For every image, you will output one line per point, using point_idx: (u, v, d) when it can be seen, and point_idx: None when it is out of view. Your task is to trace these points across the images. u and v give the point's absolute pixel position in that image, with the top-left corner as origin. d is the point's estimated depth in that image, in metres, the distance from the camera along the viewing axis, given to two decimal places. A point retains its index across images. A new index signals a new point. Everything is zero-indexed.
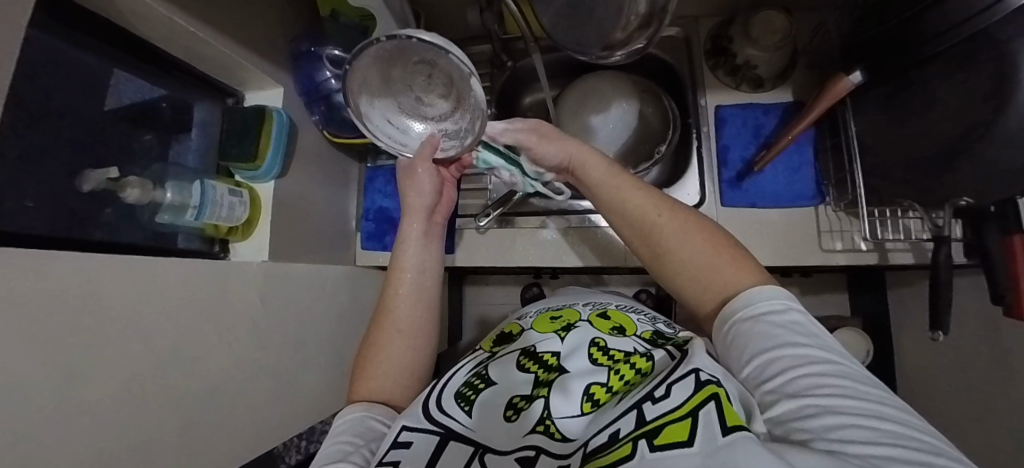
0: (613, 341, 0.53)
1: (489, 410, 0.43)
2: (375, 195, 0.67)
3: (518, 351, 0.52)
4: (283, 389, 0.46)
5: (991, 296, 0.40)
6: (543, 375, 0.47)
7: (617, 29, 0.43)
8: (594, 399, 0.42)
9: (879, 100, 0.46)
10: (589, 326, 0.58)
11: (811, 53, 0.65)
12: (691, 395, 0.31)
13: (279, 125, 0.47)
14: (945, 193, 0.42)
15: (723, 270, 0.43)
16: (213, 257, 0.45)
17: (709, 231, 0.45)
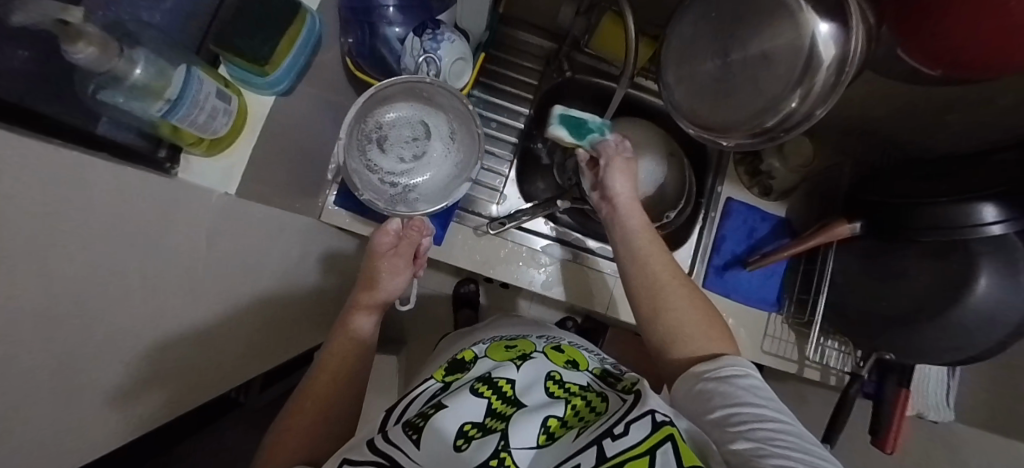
0: (564, 374, 0.50)
1: (447, 433, 0.38)
2: None
3: (472, 380, 0.47)
4: (199, 319, 0.43)
5: (870, 429, 0.61)
6: (499, 406, 0.42)
7: (743, 113, 0.39)
8: (551, 432, 0.39)
9: (863, 253, 0.59)
10: (542, 356, 0.53)
11: (814, 183, 0.71)
12: (652, 434, 0.32)
13: (307, 33, 0.44)
14: (876, 346, 0.58)
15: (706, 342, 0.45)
16: (158, 167, 0.37)
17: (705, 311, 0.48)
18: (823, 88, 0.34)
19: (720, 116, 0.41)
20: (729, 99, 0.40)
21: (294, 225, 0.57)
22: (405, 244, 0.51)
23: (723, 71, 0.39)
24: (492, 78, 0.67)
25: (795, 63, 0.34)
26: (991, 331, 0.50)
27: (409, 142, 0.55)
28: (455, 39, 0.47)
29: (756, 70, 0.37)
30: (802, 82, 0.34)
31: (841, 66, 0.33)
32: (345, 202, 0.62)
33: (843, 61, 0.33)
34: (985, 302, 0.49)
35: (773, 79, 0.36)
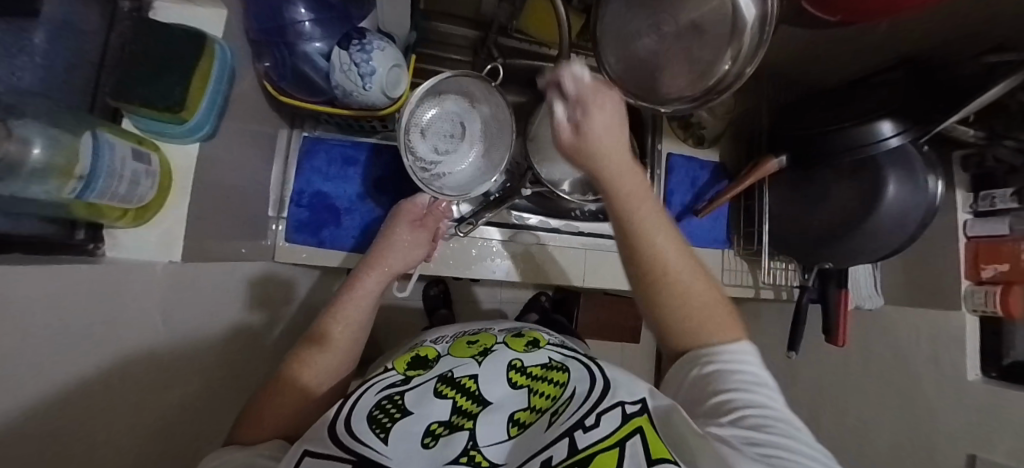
0: (525, 358, 0.49)
1: (414, 435, 0.38)
2: (312, 176, 0.57)
3: (435, 376, 0.46)
4: (184, 387, 0.40)
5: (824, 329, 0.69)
6: (464, 404, 0.42)
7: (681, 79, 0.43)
8: (520, 422, 0.40)
9: (791, 180, 0.67)
10: (503, 347, 0.51)
11: (739, 124, 0.78)
12: (620, 428, 0.33)
13: (217, 68, 0.40)
14: (815, 259, 0.65)
15: (699, 330, 0.41)
16: (77, 250, 0.33)
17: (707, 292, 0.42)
18: (748, 45, 0.39)
19: (663, 87, 0.44)
20: (668, 68, 0.43)
21: (247, 272, 0.53)
22: (428, 217, 0.57)
23: (660, 42, 0.42)
24: (422, 77, 0.65)
25: (725, 27, 0.39)
26: (901, 226, 0.58)
27: (445, 139, 0.56)
28: (385, 46, 0.43)
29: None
30: (733, 42, 0.39)
31: (763, 23, 0.38)
32: (299, 237, 0.56)
33: (763, 18, 0.38)
34: (892, 202, 0.58)
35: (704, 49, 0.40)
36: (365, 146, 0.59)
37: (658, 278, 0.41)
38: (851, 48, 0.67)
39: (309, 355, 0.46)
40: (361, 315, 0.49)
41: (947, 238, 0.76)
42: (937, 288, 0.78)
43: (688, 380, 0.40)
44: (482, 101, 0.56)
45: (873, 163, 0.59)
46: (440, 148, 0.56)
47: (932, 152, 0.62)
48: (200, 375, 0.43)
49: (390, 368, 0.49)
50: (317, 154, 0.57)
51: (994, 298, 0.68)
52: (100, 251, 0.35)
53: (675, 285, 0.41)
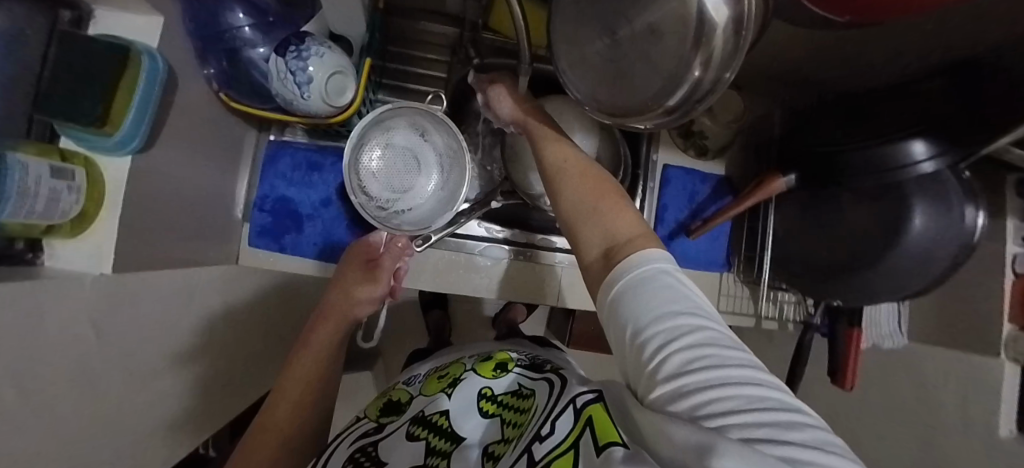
0: (495, 385, 0.47)
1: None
2: (274, 180, 0.54)
3: (407, 418, 0.45)
4: (131, 394, 0.40)
5: (829, 370, 0.62)
6: (434, 442, 0.40)
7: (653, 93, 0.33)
8: (494, 452, 0.37)
9: (801, 203, 0.59)
10: (472, 373, 0.50)
11: (749, 135, 0.70)
12: (576, 423, 0.29)
13: (147, 76, 0.38)
14: (823, 294, 0.57)
15: (603, 213, 0.37)
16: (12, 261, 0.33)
17: (609, 192, 0.39)
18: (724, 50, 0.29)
19: (627, 100, 0.35)
20: (625, 79, 0.34)
21: (208, 278, 0.52)
22: (386, 258, 0.54)
23: (614, 49, 0.34)
24: (397, 78, 0.61)
25: (684, 31, 0.29)
26: (927, 265, 0.50)
27: (399, 176, 0.55)
28: (324, 52, 0.41)
29: (646, 45, 0.32)
30: (699, 49, 0.29)
31: (737, 27, 0.28)
32: (261, 242, 0.54)
33: (739, 22, 0.28)
34: (920, 237, 0.49)
35: (663, 55, 0.31)
36: (332, 151, 0.56)
37: (561, 196, 0.41)
38: (887, 50, 0.58)
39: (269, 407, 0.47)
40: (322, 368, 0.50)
41: (989, 273, 0.66)
42: (973, 329, 0.68)
43: (610, 324, 0.32)
44: (425, 125, 0.56)
45: (897, 189, 0.50)
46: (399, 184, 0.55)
47: (974, 179, 0.53)
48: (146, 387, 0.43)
49: (368, 418, 0.49)
50: (282, 159, 0.55)
51: None
52: (38, 261, 0.36)
53: (578, 212, 0.39)
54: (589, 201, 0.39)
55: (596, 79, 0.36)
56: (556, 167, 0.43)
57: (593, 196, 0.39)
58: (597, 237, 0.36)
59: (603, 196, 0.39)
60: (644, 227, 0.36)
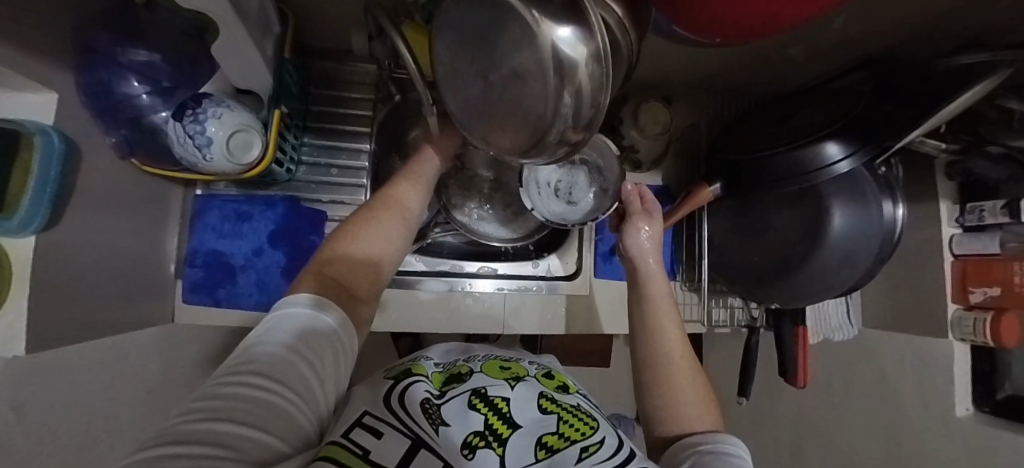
0: (555, 395, 0.44)
1: (453, 443, 0.34)
2: (202, 237, 0.54)
3: (468, 389, 0.41)
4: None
5: (781, 370, 0.62)
6: (496, 420, 0.37)
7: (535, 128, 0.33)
8: (551, 448, 0.34)
9: (733, 209, 0.60)
10: (535, 379, 0.46)
11: (683, 143, 0.71)
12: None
13: (41, 154, 0.37)
14: (762, 298, 0.57)
15: (693, 408, 0.43)
16: None
17: (700, 387, 0.45)
18: (592, 81, 0.28)
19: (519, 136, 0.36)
20: (511, 119, 0.34)
21: (139, 341, 0.52)
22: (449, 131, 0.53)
23: (487, 92, 0.34)
24: (323, 119, 0.59)
25: (546, 74, 0.28)
26: (854, 262, 0.50)
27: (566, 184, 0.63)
28: (222, 113, 0.41)
29: (515, 89, 0.31)
30: (566, 84, 0.28)
31: (599, 62, 0.27)
32: (195, 297, 0.54)
33: (598, 55, 0.27)
34: (840, 235, 0.49)
35: (532, 96, 0.31)
36: (261, 199, 0.56)
37: (658, 367, 0.47)
38: (802, 52, 0.59)
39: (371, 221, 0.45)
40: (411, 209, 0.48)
41: (930, 255, 0.68)
42: (922, 311, 0.69)
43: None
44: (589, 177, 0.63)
45: (814, 190, 0.51)
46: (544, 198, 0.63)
47: (893, 172, 0.53)
48: (80, 463, 0.42)
49: (424, 376, 0.44)
50: (211, 212, 0.55)
51: (983, 326, 0.59)
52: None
53: (671, 373, 0.46)
54: (680, 381, 0.45)
55: (486, 120, 0.36)
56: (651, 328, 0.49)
57: (692, 390, 0.45)
58: (679, 423, 0.42)
59: (696, 389, 0.45)
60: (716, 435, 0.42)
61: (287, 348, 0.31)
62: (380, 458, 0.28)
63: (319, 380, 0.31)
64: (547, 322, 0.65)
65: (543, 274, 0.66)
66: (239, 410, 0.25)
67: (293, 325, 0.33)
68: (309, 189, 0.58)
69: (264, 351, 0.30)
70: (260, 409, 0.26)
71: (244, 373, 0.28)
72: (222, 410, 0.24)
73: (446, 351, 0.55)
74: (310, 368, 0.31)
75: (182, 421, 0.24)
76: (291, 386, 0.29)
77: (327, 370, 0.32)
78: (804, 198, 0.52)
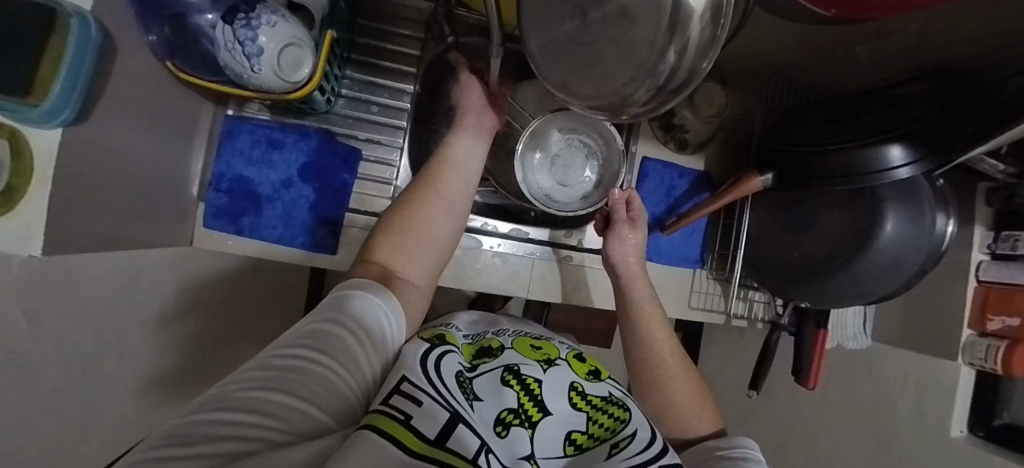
0: (585, 384, 0.41)
1: (486, 417, 0.32)
2: (231, 160, 0.51)
3: (500, 365, 0.40)
4: (74, 381, 0.38)
5: (794, 370, 0.62)
6: (526, 404, 0.35)
7: (624, 82, 0.31)
8: (577, 444, 0.34)
9: (776, 204, 0.59)
10: (565, 363, 0.44)
11: (729, 130, 0.69)
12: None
13: (76, 42, 0.34)
14: (793, 296, 0.57)
15: (689, 408, 0.45)
16: None
17: (696, 388, 0.47)
18: (699, 39, 0.26)
19: (602, 87, 0.32)
20: (599, 67, 0.32)
21: (157, 259, 0.50)
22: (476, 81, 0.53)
23: (582, 31, 0.33)
24: (367, 53, 0.56)
25: (658, 20, 0.27)
26: (896, 271, 0.49)
27: (564, 161, 0.59)
28: (276, 22, 0.38)
29: (617, 32, 0.30)
30: (673, 38, 0.27)
31: (716, 14, 0.25)
32: (217, 223, 0.51)
33: (717, 10, 0.25)
34: (889, 242, 0.49)
35: (637, 42, 0.29)
36: (294, 129, 0.53)
37: (647, 372, 0.48)
38: (873, 51, 0.57)
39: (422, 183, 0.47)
40: (453, 179, 0.48)
41: (953, 278, 0.67)
42: (933, 331, 0.70)
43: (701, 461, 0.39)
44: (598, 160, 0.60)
45: (869, 194, 0.50)
46: (542, 170, 0.57)
47: (947, 186, 0.52)
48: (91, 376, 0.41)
49: (455, 346, 0.43)
50: (241, 135, 0.52)
51: (996, 353, 0.59)
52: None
53: (663, 371, 0.48)
54: (672, 383, 0.47)
55: (568, 63, 0.34)
56: (640, 337, 0.51)
57: (687, 391, 0.47)
58: (671, 419, 0.45)
59: (693, 391, 0.47)
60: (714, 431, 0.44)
61: (331, 323, 0.30)
62: (422, 426, 0.23)
63: (366, 356, 0.29)
64: (572, 295, 0.65)
65: (575, 245, 0.65)
66: (289, 379, 0.23)
67: (344, 302, 0.33)
68: (346, 124, 0.55)
69: (316, 332, 0.28)
70: (313, 381, 0.23)
71: (292, 346, 0.26)
72: (272, 379, 0.22)
73: (472, 320, 0.53)
74: (357, 344, 0.29)
75: (233, 386, 0.22)
76: (339, 358, 0.27)
77: (376, 348, 0.31)
78: (854, 201, 0.51)
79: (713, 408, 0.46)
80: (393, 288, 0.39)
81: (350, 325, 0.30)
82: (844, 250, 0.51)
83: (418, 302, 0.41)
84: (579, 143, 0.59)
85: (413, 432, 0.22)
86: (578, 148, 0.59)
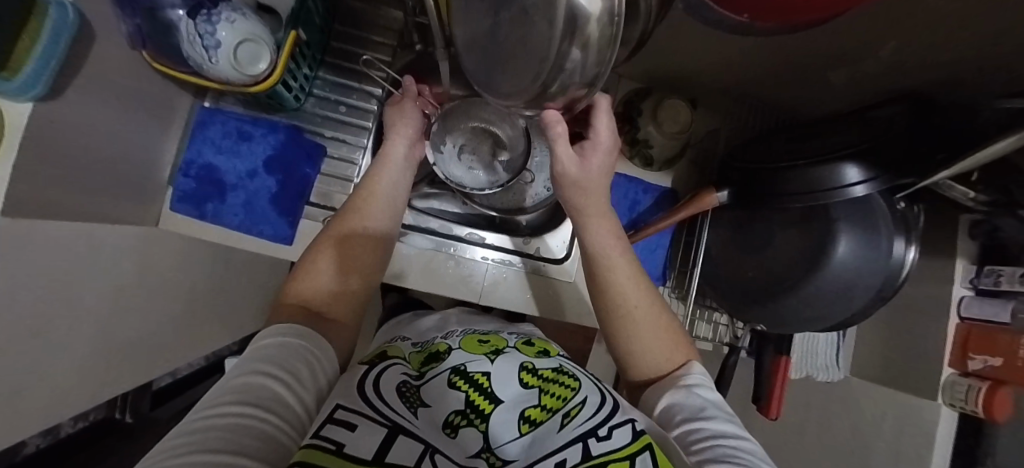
0: (535, 364, 0.44)
1: (434, 420, 0.33)
2: (201, 147, 0.54)
3: (448, 367, 0.41)
4: (23, 343, 0.40)
5: (754, 396, 0.60)
6: (476, 397, 0.36)
7: (539, 76, 0.31)
8: (534, 420, 0.34)
9: (734, 222, 0.58)
10: (514, 352, 0.46)
11: (697, 149, 0.69)
12: (636, 440, 0.30)
13: (52, 26, 0.38)
14: (749, 317, 0.56)
15: (660, 349, 0.45)
16: None
17: (668, 327, 0.46)
18: (598, 36, 0.25)
19: (523, 84, 0.34)
20: (515, 63, 0.32)
21: (120, 237, 0.53)
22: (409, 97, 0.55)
23: (496, 29, 0.32)
24: (340, 57, 0.59)
25: (554, 16, 0.26)
26: (850, 296, 0.48)
27: (471, 149, 0.61)
28: (236, 19, 0.41)
29: (524, 30, 0.29)
30: (572, 37, 0.26)
31: (611, 14, 0.24)
32: (182, 207, 0.53)
33: (610, 10, 0.24)
34: (841, 265, 0.48)
35: (538, 38, 0.28)
36: (264, 123, 0.56)
37: (618, 323, 0.47)
38: (850, 76, 0.57)
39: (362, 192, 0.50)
40: (381, 206, 0.51)
41: (934, 313, 0.64)
42: (912, 369, 0.66)
43: (655, 392, 0.42)
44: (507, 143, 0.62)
45: (823, 214, 0.49)
46: (452, 154, 0.60)
47: (910, 213, 0.51)
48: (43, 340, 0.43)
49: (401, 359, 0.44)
50: (213, 125, 0.55)
51: (977, 394, 0.56)
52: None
53: (626, 317, 0.46)
54: (642, 331, 0.46)
55: (495, 64, 0.35)
56: (607, 290, 0.48)
57: (657, 329, 0.46)
58: (643, 363, 0.45)
59: (664, 331, 0.46)
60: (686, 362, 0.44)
61: (263, 373, 0.31)
62: (357, 451, 0.24)
63: (297, 401, 0.31)
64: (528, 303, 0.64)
65: (532, 254, 0.64)
66: (220, 435, 0.23)
67: (274, 351, 0.34)
68: (315, 122, 0.58)
69: (245, 386, 0.29)
70: (249, 431, 0.25)
71: (226, 402, 0.27)
72: (205, 439, 0.23)
73: (427, 330, 0.56)
74: (288, 390, 0.31)
75: (160, 457, 0.21)
76: (268, 406, 0.28)
77: (306, 386, 0.33)
78: (807, 222, 0.51)
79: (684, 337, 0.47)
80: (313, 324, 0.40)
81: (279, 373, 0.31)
82: (799, 269, 0.50)
83: (346, 337, 0.44)
84: (481, 131, 0.62)
85: (349, 459, 0.23)
86: (484, 135, 0.62)
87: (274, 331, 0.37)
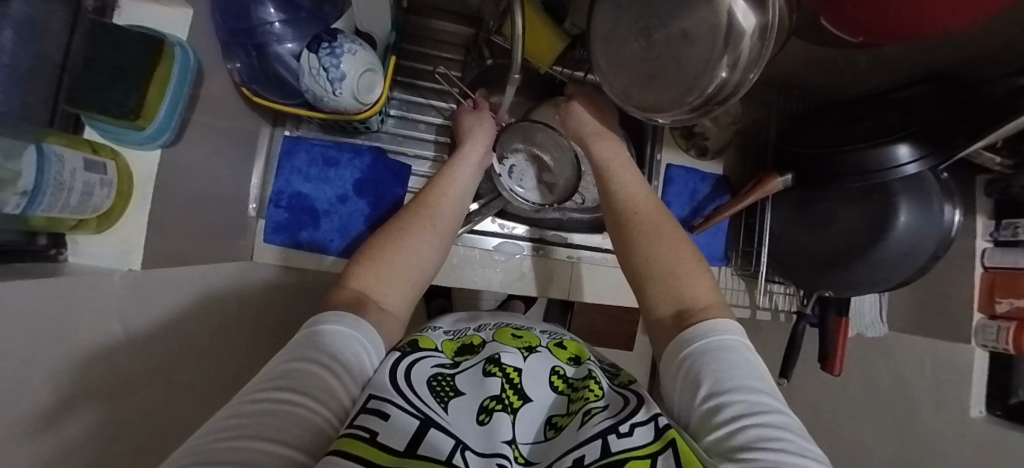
0: (566, 369, 0.41)
1: (467, 415, 0.32)
2: (291, 177, 0.58)
3: (483, 359, 0.39)
4: None
5: (820, 356, 0.65)
6: (507, 390, 0.35)
7: (686, 90, 0.41)
8: (558, 427, 0.34)
9: (791, 202, 0.64)
10: (546, 350, 0.43)
11: (743, 136, 0.75)
12: (658, 439, 0.28)
13: (177, 70, 0.38)
14: (815, 287, 0.61)
15: (680, 279, 0.43)
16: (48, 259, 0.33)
17: (687, 260, 0.45)
18: (749, 52, 0.37)
19: (675, 96, 0.42)
20: (658, 79, 0.43)
21: (223, 272, 0.53)
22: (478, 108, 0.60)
23: (647, 50, 0.42)
24: (408, 75, 0.63)
25: (715, 40, 0.38)
26: (910, 258, 0.54)
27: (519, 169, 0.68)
28: (357, 50, 0.42)
29: (678, 51, 0.40)
30: (728, 52, 0.37)
31: (763, 35, 0.36)
32: (276, 238, 0.57)
33: (763, 28, 0.36)
34: (902, 233, 0.54)
35: (695, 58, 0.39)
36: (348, 147, 0.60)
37: (637, 249, 0.48)
38: (871, 61, 0.62)
39: (428, 206, 0.51)
40: (445, 213, 0.51)
41: (961, 265, 0.71)
42: (944, 317, 0.73)
43: (672, 357, 0.38)
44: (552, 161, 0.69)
45: (882, 188, 0.55)
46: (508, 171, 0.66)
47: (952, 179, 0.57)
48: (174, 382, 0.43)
49: (435, 349, 0.41)
50: (299, 154, 0.58)
51: (1007, 334, 0.63)
52: (61, 256, 0.34)
53: (647, 244, 0.47)
54: (661, 253, 0.46)
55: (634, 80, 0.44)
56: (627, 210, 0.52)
57: (674, 262, 0.45)
58: (664, 297, 0.43)
59: (683, 264, 0.45)
60: (715, 297, 0.41)
61: (307, 359, 0.30)
62: (389, 440, 0.25)
63: (345, 388, 0.30)
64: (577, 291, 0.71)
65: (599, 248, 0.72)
66: (269, 424, 0.24)
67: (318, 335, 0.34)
68: (394, 140, 0.63)
69: (291, 369, 0.29)
70: (290, 422, 0.25)
71: (273, 387, 0.27)
72: (248, 425, 0.23)
73: (455, 320, 0.53)
74: (335, 377, 0.30)
75: (210, 437, 0.22)
76: (317, 395, 0.28)
77: (354, 376, 0.32)
78: (863, 196, 0.57)
79: (706, 271, 0.44)
80: (367, 310, 0.39)
81: (325, 358, 0.31)
82: (861, 239, 0.56)
83: (396, 330, 0.41)
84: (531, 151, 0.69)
85: (382, 448, 0.24)
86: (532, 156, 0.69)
87: (327, 316, 0.36)
